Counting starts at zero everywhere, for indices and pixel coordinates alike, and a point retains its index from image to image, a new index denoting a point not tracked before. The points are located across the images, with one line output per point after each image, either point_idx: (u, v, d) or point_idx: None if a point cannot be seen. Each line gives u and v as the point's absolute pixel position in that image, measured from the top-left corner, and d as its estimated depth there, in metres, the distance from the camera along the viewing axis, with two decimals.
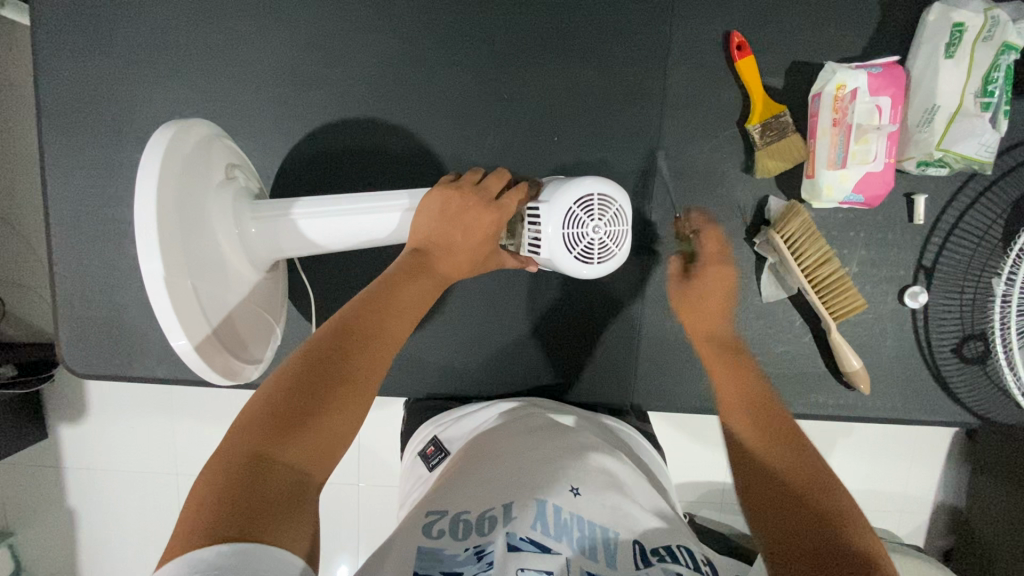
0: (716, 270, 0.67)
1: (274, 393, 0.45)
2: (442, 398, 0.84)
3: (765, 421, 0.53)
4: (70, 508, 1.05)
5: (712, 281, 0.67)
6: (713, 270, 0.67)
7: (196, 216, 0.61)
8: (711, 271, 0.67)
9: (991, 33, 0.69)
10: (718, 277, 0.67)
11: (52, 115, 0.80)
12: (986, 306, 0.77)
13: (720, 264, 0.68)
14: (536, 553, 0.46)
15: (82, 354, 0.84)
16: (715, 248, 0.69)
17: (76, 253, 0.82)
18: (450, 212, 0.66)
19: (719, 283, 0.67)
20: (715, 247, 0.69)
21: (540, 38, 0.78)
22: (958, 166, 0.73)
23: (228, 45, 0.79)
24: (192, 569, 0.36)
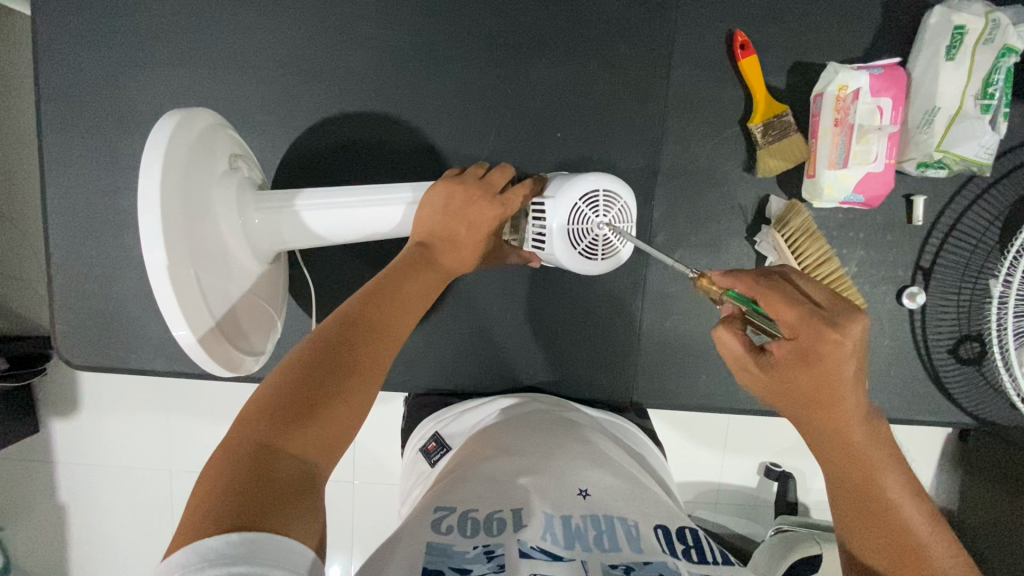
0: (816, 347, 0.47)
1: (282, 385, 0.45)
2: (442, 394, 0.84)
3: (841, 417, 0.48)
4: (61, 503, 1.04)
5: (815, 359, 0.47)
6: (811, 349, 0.47)
7: (200, 206, 0.60)
8: (819, 352, 0.47)
9: (991, 36, 0.70)
10: (821, 351, 0.47)
11: (50, 104, 0.80)
12: (983, 307, 0.78)
13: (822, 336, 0.46)
14: (548, 561, 0.45)
15: (79, 346, 0.83)
16: (800, 319, 0.47)
17: (73, 244, 0.82)
18: (455, 206, 0.66)
19: (826, 360, 0.47)
20: (798, 318, 0.48)
21: (544, 33, 0.78)
22: (957, 167, 0.73)
23: (230, 37, 0.79)
24: (203, 558, 0.36)
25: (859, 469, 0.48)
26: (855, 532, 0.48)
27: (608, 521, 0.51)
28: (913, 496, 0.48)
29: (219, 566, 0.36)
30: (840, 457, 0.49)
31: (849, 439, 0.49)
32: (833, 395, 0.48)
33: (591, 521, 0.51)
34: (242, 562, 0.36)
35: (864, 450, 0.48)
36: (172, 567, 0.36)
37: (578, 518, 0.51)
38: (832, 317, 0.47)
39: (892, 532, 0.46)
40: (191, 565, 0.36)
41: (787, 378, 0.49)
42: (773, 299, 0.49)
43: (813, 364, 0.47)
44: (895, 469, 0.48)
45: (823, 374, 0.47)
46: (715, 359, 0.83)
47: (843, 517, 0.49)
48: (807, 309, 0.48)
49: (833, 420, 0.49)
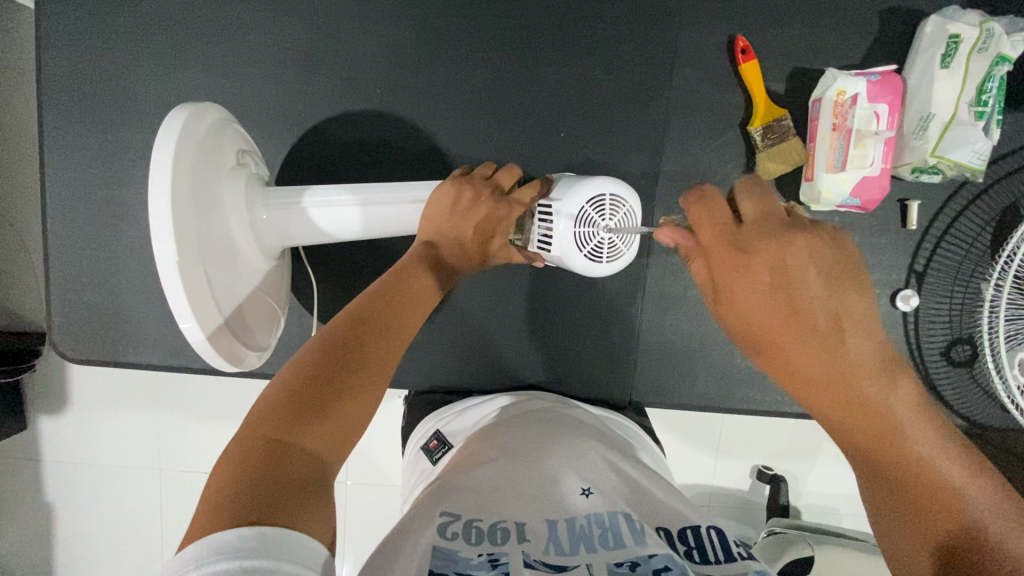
0: (734, 275, 0.48)
1: (294, 380, 0.46)
2: (442, 392, 0.84)
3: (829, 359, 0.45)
4: (49, 502, 1.03)
5: (745, 284, 0.48)
6: (750, 256, 0.48)
7: (209, 200, 0.60)
8: (771, 255, 0.47)
9: (985, 45, 0.71)
10: (754, 272, 0.47)
11: (52, 98, 0.80)
12: (974, 311, 0.80)
13: (744, 257, 0.48)
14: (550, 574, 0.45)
15: (75, 339, 0.83)
16: (716, 242, 0.49)
17: (70, 237, 0.81)
18: (462, 206, 0.67)
19: (750, 282, 0.48)
20: (715, 239, 0.49)
21: (548, 35, 0.79)
22: (950, 173, 0.75)
23: (235, 32, 0.79)
24: (217, 552, 0.36)
25: (871, 418, 0.45)
26: (888, 498, 0.45)
27: (610, 518, 0.51)
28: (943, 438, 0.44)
29: (232, 560, 0.35)
30: (850, 409, 0.45)
31: (853, 385, 0.45)
32: (812, 336, 0.46)
33: (596, 519, 0.51)
34: (256, 556, 0.36)
35: (875, 396, 0.45)
36: (184, 560, 0.36)
37: (581, 518, 0.51)
38: (752, 240, 0.48)
39: (926, 492, 0.43)
40: (204, 559, 0.35)
41: (738, 319, 0.49)
42: (707, 214, 0.50)
43: (762, 292, 0.47)
44: (913, 410, 0.44)
45: (784, 307, 0.47)
46: (711, 360, 0.84)
47: (872, 480, 0.46)
48: (724, 231, 0.49)
49: (828, 368, 0.45)
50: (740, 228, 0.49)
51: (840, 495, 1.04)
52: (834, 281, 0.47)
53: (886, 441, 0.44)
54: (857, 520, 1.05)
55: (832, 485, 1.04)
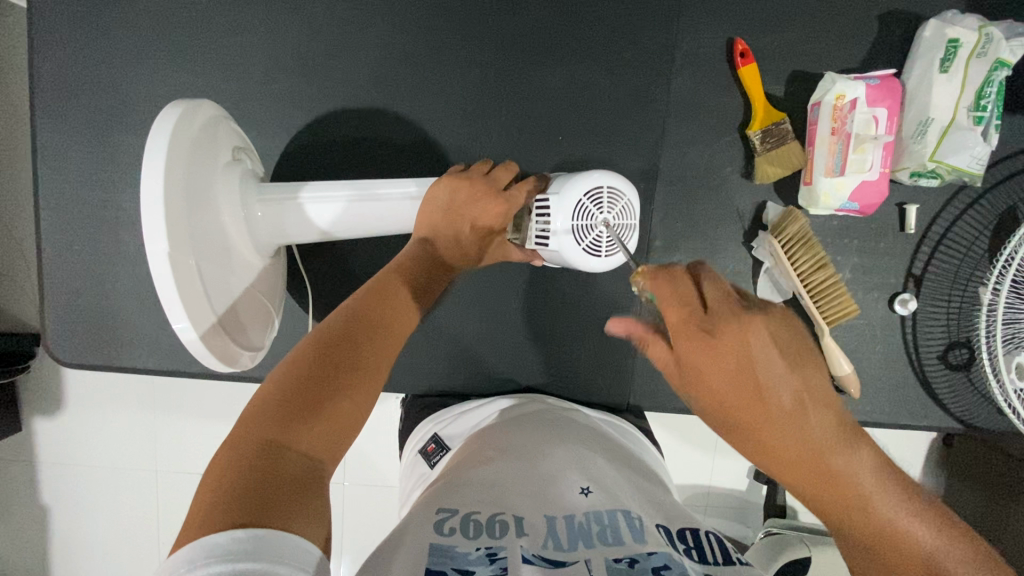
0: (703, 357, 0.45)
1: (288, 379, 0.46)
2: (439, 396, 0.84)
3: (782, 436, 0.45)
4: (44, 505, 1.02)
5: (705, 366, 0.46)
6: (705, 343, 0.45)
7: (203, 198, 0.60)
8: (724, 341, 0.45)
9: (985, 50, 0.71)
10: (721, 354, 0.45)
11: (46, 99, 0.79)
12: (972, 315, 0.80)
13: (707, 338, 0.45)
14: (548, 569, 0.45)
15: (69, 342, 0.82)
16: (682, 322, 0.47)
17: (64, 239, 0.81)
18: (459, 203, 0.67)
19: (715, 363, 0.45)
20: (679, 323, 0.47)
21: (548, 36, 0.79)
22: (949, 177, 0.75)
23: (231, 33, 0.78)
24: (209, 554, 0.35)
25: (835, 489, 0.44)
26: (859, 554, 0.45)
27: (610, 516, 0.51)
28: (906, 500, 0.44)
29: (224, 563, 0.35)
30: (810, 481, 0.45)
31: (821, 462, 0.44)
32: (773, 413, 0.45)
33: (594, 516, 0.51)
34: (249, 558, 0.35)
35: (840, 469, 0.44)
36: (177, 562, 0.35)
37: (580, 516, 0.51)
38: (717, 321, 0.46)
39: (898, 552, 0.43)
40: (196, 561, 0.35)
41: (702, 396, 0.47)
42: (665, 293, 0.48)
43: (724, 374, 0.45)
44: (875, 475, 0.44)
45: (744, 388, 0.45)
46: None
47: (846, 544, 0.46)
48: (690, 312, 0.47)
49: (788, 446, 0.45)
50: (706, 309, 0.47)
51: None
52: (788, 357, 0.45)
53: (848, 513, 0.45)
54: None
55: None
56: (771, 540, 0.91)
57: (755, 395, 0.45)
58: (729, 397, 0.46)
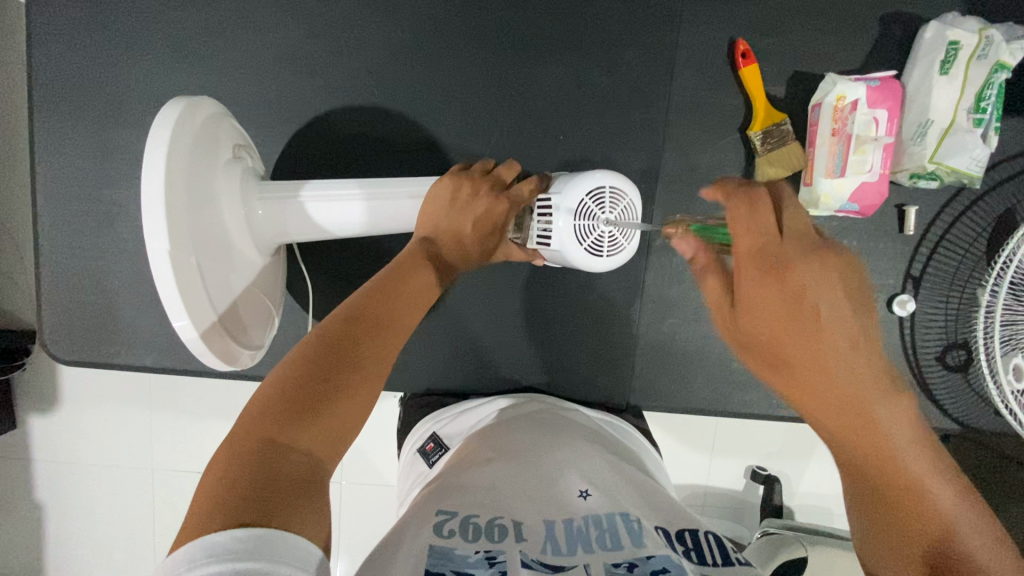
0: (769, 286, 0.46)
1: (289, 378, 0.46)
2: (438, 395, 0.84)
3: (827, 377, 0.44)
4: (39, 503, 1.02)
5: (769, 292, 0.46)
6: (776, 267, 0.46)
7: (203, 195, 0.59)
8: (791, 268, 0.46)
9: (985, 52, 0.72)
10: (782, 289, 0.46)
11: (44, 96, 0.78)
12: (969, 316, 0.80)
13: (778, 267, 0.46)
14: (548, 574, 0.45)
15: (67, 339, 0.82)
16: (750, 251, 0.47)
17: (62, 236, 0.80)
18: (460, 201, 0.68)
19: (774, 296, 0.46)
20: (751, 247, 0.47)
21: (549, 35, 0.79)
22: (948, 178, 0.75)
23: (231, 29, 0.78)
24: (209, 554, 0.35)
25: (871, 439, 0.44)
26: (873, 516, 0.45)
27: (609, 520, 0.51)
28: (937, 467, 0.44)
29: (225, 562, 0.35)
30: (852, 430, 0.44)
31: (862, 409, 0.44)
32: (826, 352, 0.45)
33: (593, 521, 0.51)
34: (250, 558, 0.35)
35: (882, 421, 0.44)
36: (177, 562, 0.35)
37: (579, 519, 0.51)
38: (788, 254, 0.46)
39: (917, 518, 0.43)
40: (195, 561, 0.35)
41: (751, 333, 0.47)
42: (740, 216, 0.48)
43: (784, 307, 0.45)
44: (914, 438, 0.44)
45: (803, 322, 0.45)
46: (707, 362, 0.84)
47: (868, 508, 0.45)
48: (763, 241, 0.47)
49: (834, 391, 0.44)
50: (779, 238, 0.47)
51: (834, 496, 1.04)
52: (852, 301, 0.46)
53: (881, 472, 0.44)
54: None
55: (826, 485, 1.04)
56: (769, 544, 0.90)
57: (812, 329, 0.45)
58: (785, 324, 0.45)
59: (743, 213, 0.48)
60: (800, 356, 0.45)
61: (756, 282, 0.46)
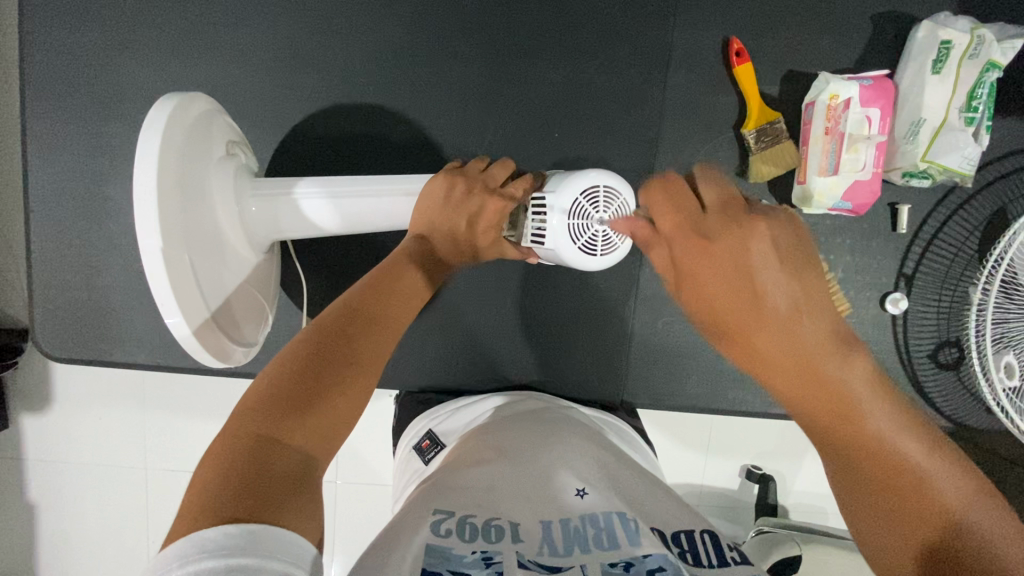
0: (693, 256, 0.49)
1: (283, 376, 0.46)
2: (433, 392, 0.83)
3: (768, 334, 0.45)
4: (30, 502, 1.01)
5: (699, 264, 0.48)
6: (701, 244, 0.49)
7: (196, 191, 0.59)
8: (715, 239, 0.48)
9: (977, 51, 0.72)
10: (710, 254, 0.48)
11: (36, 92, 0.78)
12: (962, 315, 0.81)
13: (703, 239, 0.49)
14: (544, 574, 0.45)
15: (59, 337, 0.81)
16: (675, 227, 0.50)
17: (54, 233, 0.80)
18: (456, 198, 0.68)
19: (704, 262, 0.48)
20: (674, 226, 0.50)
21: (543, 34, 0.79)
22: (940, 177, 0.76)
23: (226, 27, 0.78)
24: (201, 550, 0.35)
25: (831, 402, 0.43)
26: (857, 490, 0.43)
27: (606, 519, 0.50)
28: (908, 424, 0.42)
29: (217, 558, 0.35)
30: (810, 396, 0.44)
31: (809, 364, 0.44)
32: (761, 308, 0.46)
33: (590, 521, 0.50)
34: (242, 554, 0.35)
35: (835, 373, 0.44)
36: (168, 558, 0.35)
37: (576, 520, 0.51)
38: (711, 224, 0.49)
39: (890, 474, 0.41)
40: (187, 558, 0.35)
41: (696, 303, 0.49)
42: (662, 200, 0.52)
43: (722, 270, 0.47)
44: (876, 395, 0.43)
45: (740, 284, 0.47)
46: (702, 360, 0.84)
47: (841, 472, 0.44)
48: (685, 218, 0.50)
49: (783, 348, 0.45)
50: (702, 212, 0.50)
51: (828, 495, 1.04)
52: (789, 263, 0.47)
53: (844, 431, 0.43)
54: (844, 519, 1.06)
55: (820, 484, 1.04)
56: (762, 542, 0.90)
57: (741, 291, 0.47)
58: (717, 292, 0.48)
59: (660, 198, 0.52)
60: (736, 322, 0.47)
61: (687, 256, 0.49)
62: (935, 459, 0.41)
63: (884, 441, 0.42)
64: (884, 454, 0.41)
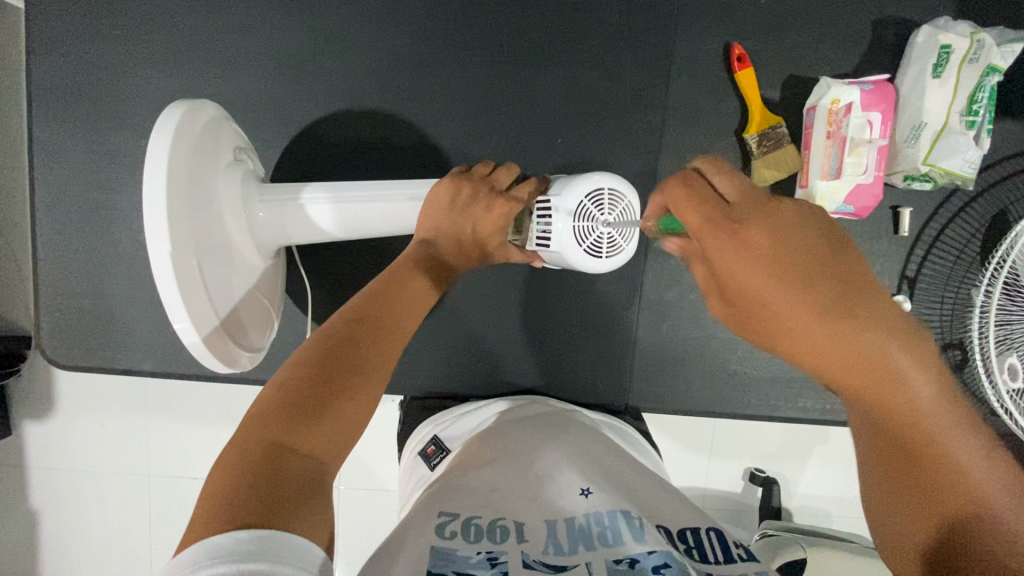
0: (727, 255, 0.40)
1: (292, 381, 0.46)
2: (438, 398, 0.84)
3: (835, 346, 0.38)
4: (33, 510, 1.01)
5: (739, 263, 0.40)
6: (730, 243, 0.40)
7: (203, 198, 0.59)
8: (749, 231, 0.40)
9: (976, 55, 0.73)
10: (753, 254, 0.40)
11: (42, 102, 0.79)
12: (964, 316, 0.81)
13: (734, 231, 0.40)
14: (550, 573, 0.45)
15: (65, 344, 0.82)
16: (703, 221, 0.41)
17: (60, 241, 0.80)
18: (460, 203, 0.69)
19: (745, 260, 0.40)
20: (702, 220, 0.42)
21: (546, 39, 0.79)
22: (941, 181, 0.77)
23: (230, 35, 0.78)
24: (213, 556, 0.35)
25: (889, 404, 0.39)
26: (910, 500, 0.39)
27: (610, 518, 0.50)
28: (964, 424, 0.39)
29: (229, 563, 0.35)
30: (865, 397, 0.39)
31: (874, 366, 0.38)
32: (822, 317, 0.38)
33: (595, 519, 0.50)
34: (253, 559, 0.35)
35: (895, 376, 0.38)
36: (181, 564, 0.35)
37: (580, 519, 0.50)
38: (742, 213, 0.41)
39: (946, 483, 0.38)
40: (201, 563, 0.35)
41: (740, 310, 0.41)
42: (682, 198, 0.43)
43: (768, 273, 0.39)
44: (938, 397, 0.39)
45: (789, 283, 0.39)
46: (705, 364, 0.85)
47: (893, 479, 0.40)
48: (709, 209, 0.42)
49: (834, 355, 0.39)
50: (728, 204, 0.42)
51: (834, 498, 1.04)
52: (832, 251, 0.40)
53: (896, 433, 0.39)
54: (848, 522, 1.05)
55: (825, 487, 1.04)
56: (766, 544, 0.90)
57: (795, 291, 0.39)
58: (761, 296, 0.39)
59: (679, 188, 0.43)
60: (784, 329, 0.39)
61: (724, 253, 0.40)
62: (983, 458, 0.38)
63: (942, 451, 0.38)
64: (934, 449, 0.39)
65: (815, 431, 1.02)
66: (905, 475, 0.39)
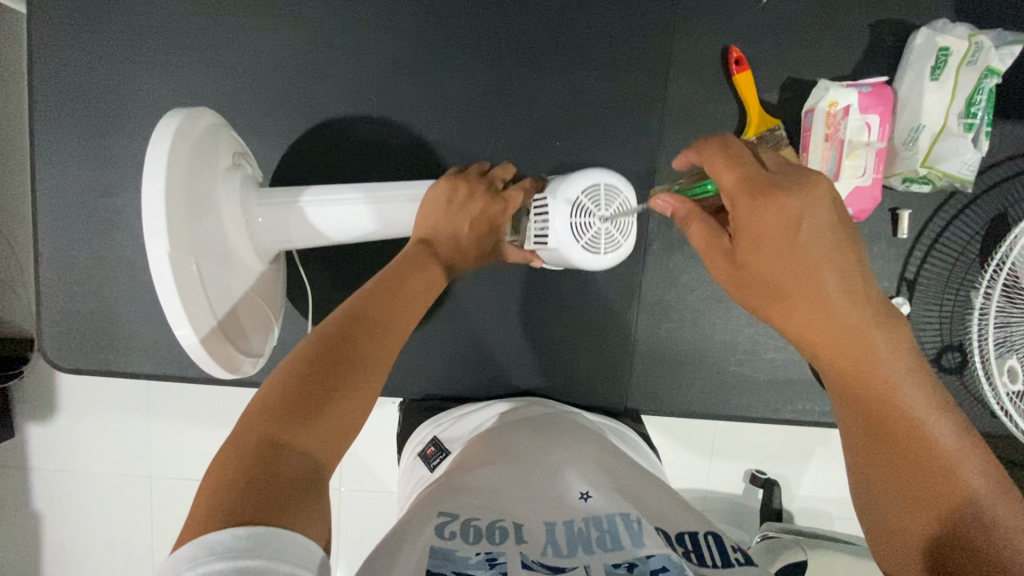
0: (760, 214, 0.49)
1: (289, 379, 0.46)
2: (437, 400, 0.84)
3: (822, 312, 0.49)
4: (35, 511, 1.01)
5: (762, 223, 0.49)
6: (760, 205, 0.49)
7: (203, 205, 0.60)
8: (777, 201, 0.49)
9: (975, 58, 0.73)
10: (774, 220, 0.49)
11: (43, 107, 0.79)
12: (964, 318, 0.81)
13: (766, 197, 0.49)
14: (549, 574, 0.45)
15: (65, 347, 0.82)
16: (738, 180, 0.50)
17: (61, 244, 0.81)
18: (456, 203, 0.69)
19: (772, 225, 0.49)
20: (737, 180, 0.50)
21: (544, 43, 0.80)
22: (940, 183, 0.77)
23: (229, 40, 0.79)
24: (210, 552, 0.35)
25: (867, 370, 0.48)
26: (882, 462, 0.47)
27: (609, 520, 0.50)
28: (935, 403, 0.47)
29: (226, 560, 0.35)
30: (847, 358, 0.49)
31: (852, 334, 0.49)
32: (815, 288, 0.49)
33: (593, 523, 0.50)
34: (250, 556, 0.35)
35: (869, 343, 0.49)
36: (178, 561, 0.35)
37: (579, 522, 0.51)
38: (774, 184, 0.49)
39: (915, 450, 0.46)
40: (198, 559, 0.35)
41: (750, 265, 0.51)
42: (718, 161, 0.51)
43: (779, 243, 0.49)
44: (908, 372, 0.48)
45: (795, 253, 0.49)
46: (704, 366, 0.85)
47: (869, 442, 0.48)
48: (747, 172, 0.50)
49: (823, 323, 0.50)
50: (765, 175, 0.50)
51: (835, 500, 1.04)
52: (839, 235, 0.49)
53: (872, 397, 0.48)
54: (849, 524, 1.05)
55: (826, 489, 1.04)
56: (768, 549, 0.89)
57: (797, 262, 0.49)
58: (774, 255, 0.50)
59: (716, 152, 0.52)
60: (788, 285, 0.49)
61: (754, 215, 0.49)
62: (951, 432, 0.46)
63: (914, 422, 0.46)
64: (908, 423, 0.47)
65: (815, 433, 1.02)
66: (875, 439, 0.47)
